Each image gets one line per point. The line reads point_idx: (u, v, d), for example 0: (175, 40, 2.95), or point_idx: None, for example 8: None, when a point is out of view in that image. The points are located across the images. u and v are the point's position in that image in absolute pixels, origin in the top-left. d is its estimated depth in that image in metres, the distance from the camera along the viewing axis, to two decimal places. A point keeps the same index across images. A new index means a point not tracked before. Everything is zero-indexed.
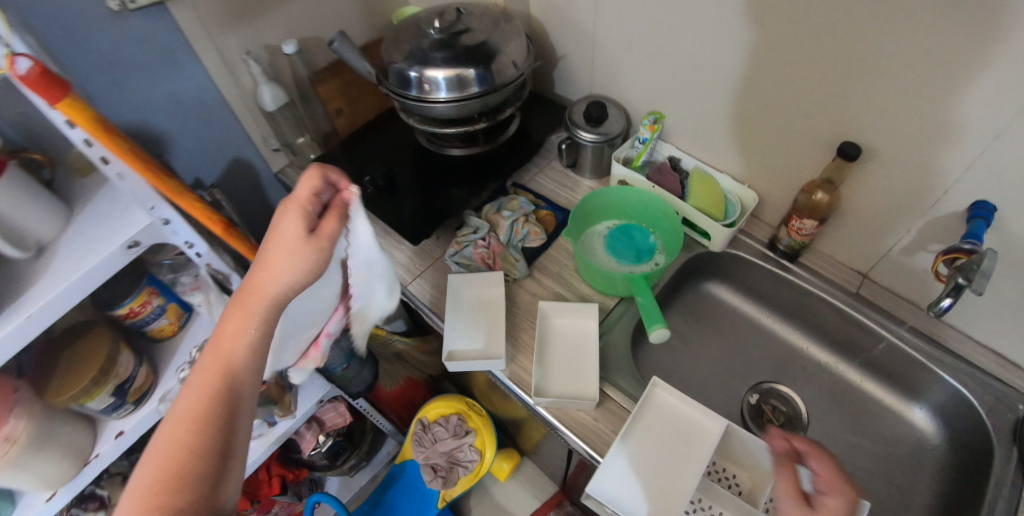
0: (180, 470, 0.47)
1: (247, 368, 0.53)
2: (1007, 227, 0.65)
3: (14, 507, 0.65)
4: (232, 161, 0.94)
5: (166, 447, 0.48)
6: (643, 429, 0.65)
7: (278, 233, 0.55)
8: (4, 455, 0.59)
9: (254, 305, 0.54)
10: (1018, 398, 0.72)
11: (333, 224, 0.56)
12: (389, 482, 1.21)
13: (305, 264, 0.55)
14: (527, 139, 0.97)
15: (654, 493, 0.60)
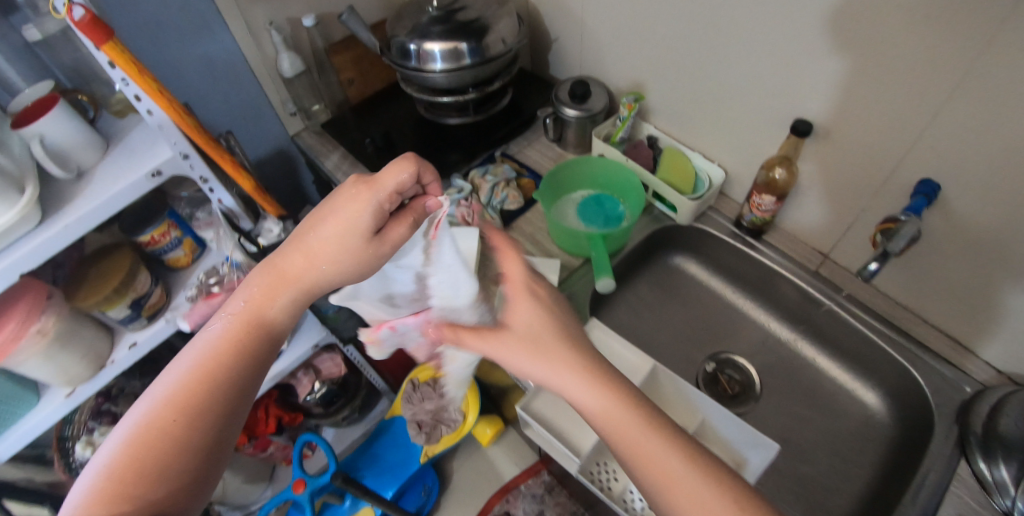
0: (159, 454, 0.51)
1: (236, 368, 0.58)
2: (951, 207, 0.68)
3: (39, 398, 0.86)
4: (256, 120, 1.06)
5: (151, 430, 0.52)
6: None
7: (349, 220, 0.59)
8: (38, 344, 0.78)
9: (279, 297, 0.61)
10: (965, 381, 0.74)
11: (400, 231, 0.62)
12: (379, 433, 1.32)
13: (356, 263, 0.60)
14: (518, 111, 1.05)
15: (575, 421, 0.69)
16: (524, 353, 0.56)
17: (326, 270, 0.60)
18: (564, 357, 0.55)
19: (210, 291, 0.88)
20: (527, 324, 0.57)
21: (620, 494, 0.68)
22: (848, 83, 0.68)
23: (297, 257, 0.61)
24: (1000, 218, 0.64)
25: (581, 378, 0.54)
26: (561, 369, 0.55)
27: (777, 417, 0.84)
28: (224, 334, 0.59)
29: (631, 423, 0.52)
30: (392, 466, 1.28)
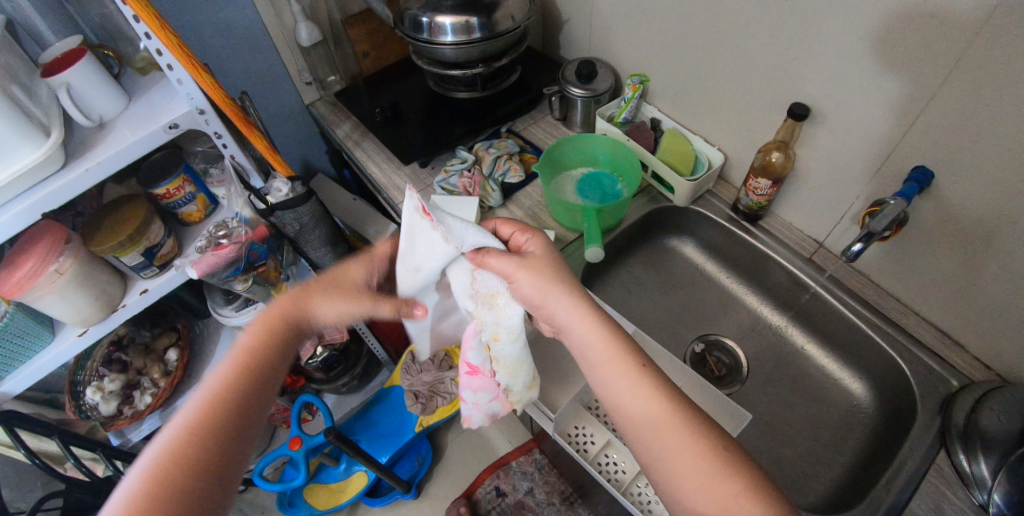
0: (174, 484, 0.50)
1: (252, 396, 0.58)
2: (944, 195, 0.67)
3: (54, 336, 0.84)
4: (272, 87, 1.10)
5: (166, 459, 0.51)
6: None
7: (353, 276, 0.68)
8: (54, 283, 0.76)
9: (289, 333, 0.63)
10: (953, 374, 0.74)
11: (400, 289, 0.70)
12: (377, 401, 1.37)
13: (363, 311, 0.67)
14: (526, 86, 1.07)
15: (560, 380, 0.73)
16: (532, 289, 0.61)
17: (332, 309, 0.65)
18: (571, 296, 0.60)
19: (219, 244, 0.84)
20: (538, 263, 0.62)
21: (596, 457, 0.70)
22: (849, 68, 0.68)
23: (298, 296, 0.65)
24: (992, 207, 0.64)
25: (583, 317, 0.59)
26: (568, 305, 0.60)
27: (761, 400, 0.85)
28: (237, 364, 0.59)
29: (622, 364, 0.56)
30: (387, 433, 1.32)
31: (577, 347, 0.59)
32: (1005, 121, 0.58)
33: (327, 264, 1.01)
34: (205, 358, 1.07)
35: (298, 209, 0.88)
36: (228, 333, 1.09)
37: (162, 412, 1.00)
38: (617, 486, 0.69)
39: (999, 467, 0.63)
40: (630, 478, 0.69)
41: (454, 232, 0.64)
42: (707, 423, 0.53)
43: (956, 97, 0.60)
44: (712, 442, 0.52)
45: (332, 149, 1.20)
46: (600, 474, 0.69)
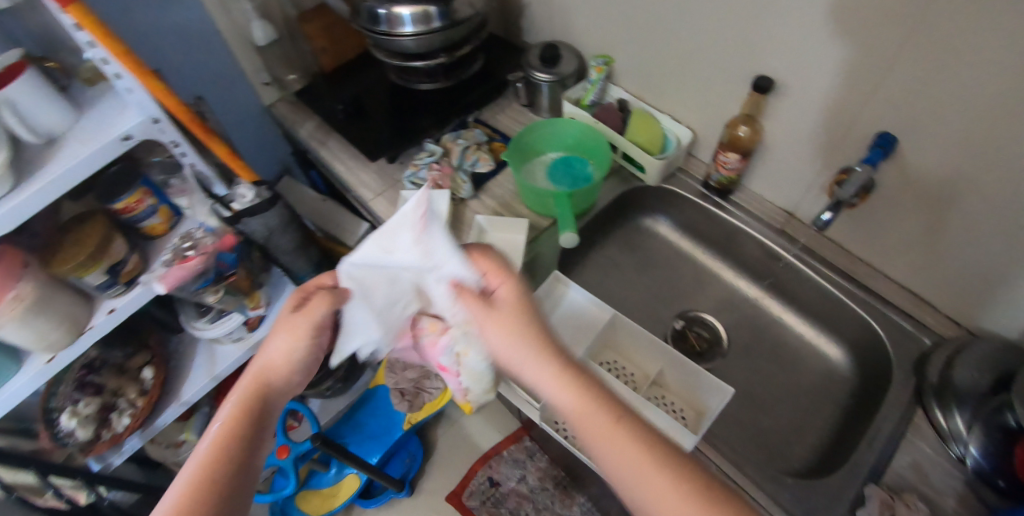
0: None
1: (225, 481, 0.51)
2: (906, 159, 0.68)
3: (19, 366, 0.79)
4: (228, 90, 1.07)
5: None
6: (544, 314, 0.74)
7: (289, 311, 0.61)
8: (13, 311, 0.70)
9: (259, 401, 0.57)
10: (923, 333, 0.76)
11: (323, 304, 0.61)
12: (362, 403, 1.40)
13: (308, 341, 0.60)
14: (490, 74, 1.06)
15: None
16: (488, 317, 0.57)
17: (277, 347, 0.60)
18: (523, 328, 0.56)
19: (185, 256, 0.81)
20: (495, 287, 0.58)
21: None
22: (807, 39, 0.68)
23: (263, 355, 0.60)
24: (953, 168, 0.65)
25: (533, 349, 0.55)
26: (514, 338, 0.56)
27: (742, 371, 0.85)
28: (207, 453, 0.52)
29: (581, 396, 0.51)
30: (375, 433, 1.34)
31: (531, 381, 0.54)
32: (960, 83, 0.59)
33: (299, 267, 0.99)
34: (182, 374, 1.04)
35: (265, 214, 0.85)
36: (204, 345, 1.07)
37: (142, 433, 0.97)
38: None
39: (973, 421, 0.65)
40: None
41: (436, 250, 0.59)
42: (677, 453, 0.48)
43: (912, 62, 0.61)
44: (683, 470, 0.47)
45: (297, 150, 1.17)
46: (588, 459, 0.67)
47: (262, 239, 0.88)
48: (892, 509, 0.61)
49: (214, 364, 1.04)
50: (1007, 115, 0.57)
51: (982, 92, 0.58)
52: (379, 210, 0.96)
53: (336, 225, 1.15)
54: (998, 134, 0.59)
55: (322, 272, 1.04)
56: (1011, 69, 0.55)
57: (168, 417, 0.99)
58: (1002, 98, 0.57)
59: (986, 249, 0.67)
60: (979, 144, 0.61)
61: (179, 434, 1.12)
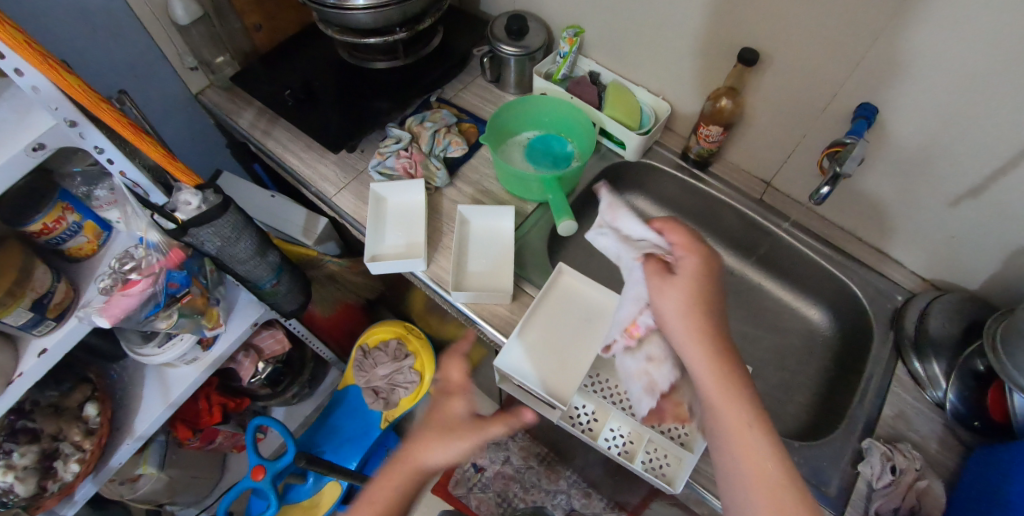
0: None
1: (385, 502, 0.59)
2: (886, 127, 0.71)
3: None
4: (148, 78, 0.92)
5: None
6: (551, 307, 0.70)
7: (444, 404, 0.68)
8: None
9: (405, 476, 0.61)
10: (896, 290, 0.81)
11: (497, 428, 0.64)
12: (334, 406, 1.24)
13: (467, 444, 0.63)
14: (450, 51, 0.96)
15: (554, 365, 0.66)
16: (681, 306, 0.54)
17: (450, 449, 0.62)
18: (704, 319, 0.53)
19: (127, 280, 0.71)
20: (693, 277, 0.55)
21: (601, 433, 0.68)
22: (791, 12, 0.68)
23: (413, 447, 0.63)
24: (928, 136, 0.68)
25: (703, 336, 0.52)
26: (695, 334, 0.52)
27: (729, 340, 0.88)
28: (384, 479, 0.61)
29: (733, 398, 0.49)
30: (353, 436, 1.20)
31: (693, 364, 0.52)
32: (942, 54, 0.61)
33: (260, 276, 0.86)
34: (132, 406, 0.92)
35: (216, 223, 0.73)
36: (152, 370, 0.95)
37: (95, 477, 0.86)
38: (627, 457, 0.66)
39: (950, 369, 0.71)
40: (640, 446, 0.66)
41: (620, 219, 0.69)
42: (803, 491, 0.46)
43: (897, 34, 0.62)
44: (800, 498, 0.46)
45: (235, 143, 1.03)
46: (608, 448, 0.67)
47: (215, 251, 0.77)
48: (892, 460, 0.65)
49: (168, 389, 0.93)
50: (984, 86, 0.60)
51: (961, 63, 0.60)
52: (344, 205, 0.86)
53: (290, 223, 1.04)
54: (973, 103, 0.62)
55: (283, 275, 0.90)
56: (991, 40, 0.57)
57: (123, 455, 0.89)
58: (982, 67, 0.59)
59: (955, 211, 0.72)
60: (954, 113, 0.64)
61: (133, 469, 0.98)
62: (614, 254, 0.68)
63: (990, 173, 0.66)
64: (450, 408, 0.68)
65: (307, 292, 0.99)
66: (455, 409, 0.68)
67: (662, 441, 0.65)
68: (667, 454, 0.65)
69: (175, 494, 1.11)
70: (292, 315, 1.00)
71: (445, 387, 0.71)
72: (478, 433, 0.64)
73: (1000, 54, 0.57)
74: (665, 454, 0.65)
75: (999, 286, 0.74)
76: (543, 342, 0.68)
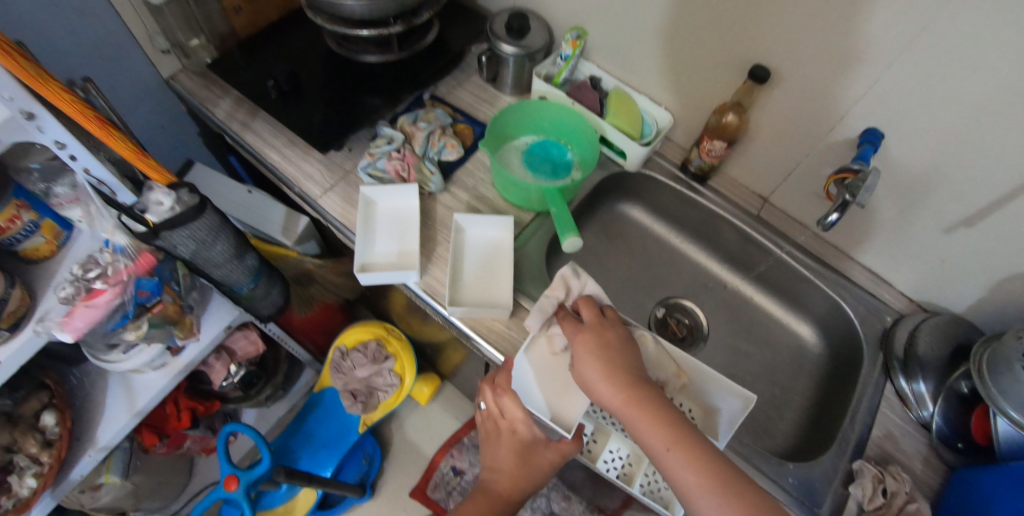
0: None
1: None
2: (889, 153, 0.71)
3: None
4: (115, 60, 0.84)
5: None
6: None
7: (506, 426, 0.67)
8: None
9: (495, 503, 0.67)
10: (886, 311, 0.83)
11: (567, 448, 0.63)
12: (309, 409, 1.18)
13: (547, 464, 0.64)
14: (446, 47, 0.91)
15: (558, 387, 0.62)
16: (612, 391, 0.54)
17: (531, 480, 0.66)
18: (634, 393, 0.53)
19: (91, 290, 0.65)
20: (603, 352, 0.57)
21: (601, 455, 0.68)
22: (806, 31, 0.67)
23: (497, 480, 0.67)
24: (929, 163, 0.69)
25: (645, 410, 0.52)
26: (644, 415, 0.52)
27: (721, 355, 0.88)
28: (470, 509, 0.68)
29: (693, 465, 0.49)
30: (329, 441, 1.16)
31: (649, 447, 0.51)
32: (952, 85, 0.61)
33: (236, 280, 0.80)
34: (95, 414, 0.86)
35: (191, 225, 0.67)
36: (116, 376, 0.89)
37: (53, 492, 0.80)
38: (626, 480, 0.66)
39: (937, 391, 0.73)
40: (639, 468, 0.66)
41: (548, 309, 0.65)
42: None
43: (911, 62, 0.62)
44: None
45: (210, 133, 0.96)
46: (607, 470, 0.67)
47: (188, 256, 0.70)
48: (883, 483, 0.66)
49: (134, 396, 0.87)
50: (990, 120, 0.61)
51: (973, 95, 0.60)
52: (330, 208, 0.80)
53: (269, 221, 0.97)
54: (979, 136, 0.63)
55: (261, 279, 0.85)
56: (1003, 77, 0.57)
57: (85, 467, 0.83)
58: (990, 101, 0.59)
59: (948, 238, 0.73)
60: (958, 143, 0.65)
61: (96, 478, 0.92)
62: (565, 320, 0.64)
63: (987, 204, 0.67)
64: (519, 440, 0.67)
65: (285, 294, 0.94)
66: (526, 442, 0.66)
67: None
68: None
69: (140, 501, 1.05)
70: (269, 320, 0.95)
71: (508, 421, 0.66)
72: (557, 460, 0.64)
73: (1010, 90, 0.57)
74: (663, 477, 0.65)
75: (985, 311, 0.76)
76: (548, 363, 0.64)
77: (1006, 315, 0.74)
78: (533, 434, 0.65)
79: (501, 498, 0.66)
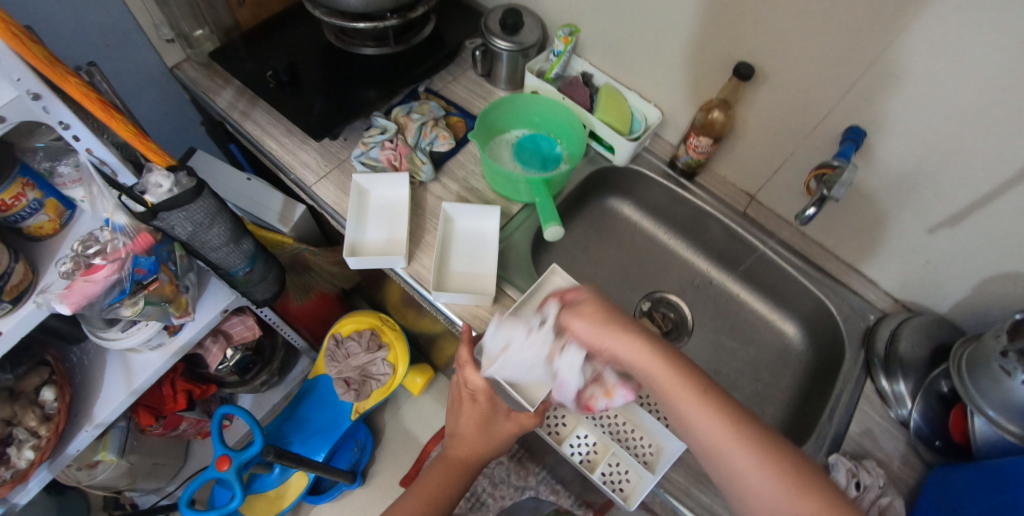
0: None
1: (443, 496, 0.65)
2: (873, 151, 0.72)
3: None
4: (119, 48, 0.86)
5: None
6: (534, 309, 0.68)
7: (470, 396, 0.67)
8: None
9: (455, 474, 0.66)
10: (869, 309, 0.83)
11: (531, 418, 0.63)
12: (303, 396, 1.21)
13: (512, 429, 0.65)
14: (442, 41, 0.92)
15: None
16: (619, 345, 0.57)
17: (491, 446, 0.66)
18: (655, 348, 0.56)
19: (91, 265, 0.67)
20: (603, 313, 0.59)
21: (568, 438, 0.69)
22: (796, 31, 0.68)
23: (456, 446, 0.68)
24: (914, 163, 0.69)
25: (655, 362, 0.55)
26: (665, 366, 0.55)
27: (705, 350, 0.88)
28: (429, 473, 0.68)
29: (717, 415, 0.52)
30: (322, 427, 1.18)
31: (669, 395, 0.54)
32: (936, 83, 0.62)
33: (233, 263, 0.81)
34: (93, 391, 0.88)
35: (189, 207, 0.68)
36: (116, 355, 0.91)
37: (50, 464, 0.82)
38: (589, 466, 0.67)
39: (916, 389, 0.73)
40: (602, 457, 0.67)
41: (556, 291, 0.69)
42: (806, 468, 0.50)
43: (894, 63, 0.63)
44: (806, 480, 0.49)
45: (210, 121, 0.98)
46: (572, 454, 0.68)
47: (186, 237, 0.72)
48: (857, 477, 0.67)
49: (132, 375, 0.89)
50: (971, 119, 0.62)
51: (957, 94, 0.61)
52: (323, 196, 0.82)
53: (266, 208, 0.99)
54: (961, 135, 0.63)
55: (257, 264, 0.86)
56: (988, 75, 0.58)
57: (81, 443, 0.85)
58: (971, 99, 0.60)
59: (931, 238, 0.74)
60: (939, 144, 0.66)
61: (92, 456, 0.94)
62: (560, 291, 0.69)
63: (969, 204, 0.68)
64: (480, 411, 0.67)
65: (282, 280, 0.96)
66: (487, 413, 0.67)
67: (626, 456, 0.65)
68: (628, 470, 0.65)
69: (136, 481, 1.07)
70: (265, 304, 0.96)
71: (470, 392, 0.67)
72: (517, 433, 0.65)
73: (994, 90, 0.58)
74: (627, 469, 0.65)
75: (967, 311, 0.76)
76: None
77: (990, 314, 0.74)
78: (495, 407, 0.66)
79: (461, 463, 0.67)
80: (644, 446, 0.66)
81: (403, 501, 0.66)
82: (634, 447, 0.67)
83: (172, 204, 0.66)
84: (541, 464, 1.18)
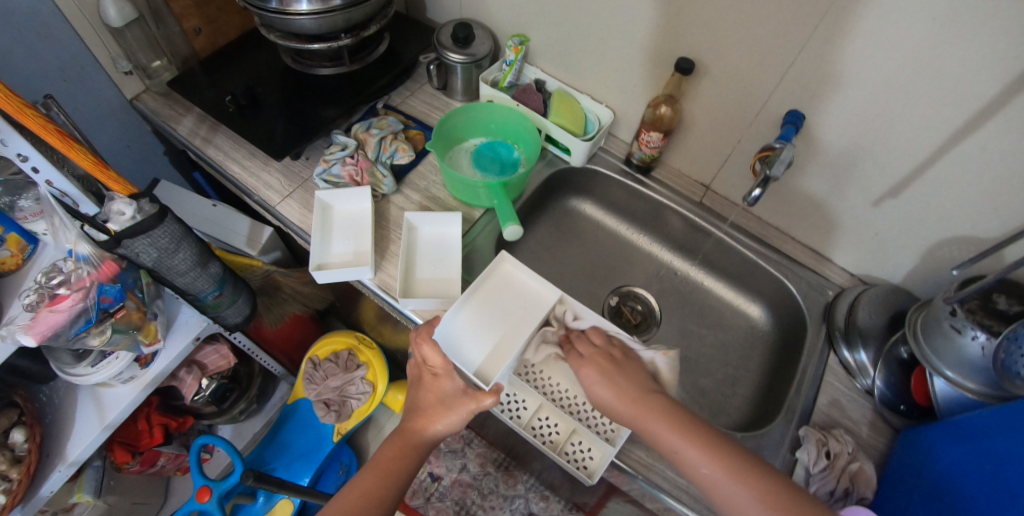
0: None
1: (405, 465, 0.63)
2: (812, 131, 0.75)
3: None
4: (77, 81, 0.87)
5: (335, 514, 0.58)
6: (485, 293, 0.72)
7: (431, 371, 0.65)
8: None
9: (415, 445, 0.63)
10: (827, 285, 0.86)
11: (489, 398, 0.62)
12: (283, 421, 1.19)
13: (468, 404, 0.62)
14: (397, 58, 0.95)
15: (485, 349, 0.68)
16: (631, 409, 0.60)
17: (448, 422, 0.63)
18: (651, 405, 0.60)
19: (55, 296, 0.67)
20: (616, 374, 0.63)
21: (530, 421, 0.72)
22: (727, 22, 0.71)
23: (412, 418, 0.64)
24: (852, 140, 0.73)
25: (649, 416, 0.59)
26: (667, 421, 0.58)
27: (675, 339, 0.90)
28: (389, 442, 0.64)
29: (705, 451, 0.56)
30: (305, 451, 1.17)
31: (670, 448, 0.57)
32: (860, 63, 0.65)
33: (201, 288, 0.81)
34: (65, 430, 0.86)
35: (152, 233, 0.69)
36: (86, 391, 0.89)
37: (22, 507, 0.80)
38: (552, 447, 0.70)
39: (877, 357, 0.75)
40: (565, 437, 0.70)
41: (503, 280, 0.73)
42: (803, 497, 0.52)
43: (820, 47, 0.67)
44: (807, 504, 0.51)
45: (172, 149, 0.99)
46: (535, 437, 0.71)
47: (151, 263, 0.72)
48: (827, 446, 0.68)
49: (104, 410, 0.87)
50: (898, 92, 0.65)
51: (881, 71, 0.64)
52: (288, 214, 0.83)
53: (233, 233, 0.99)
54: (889, 108, 0.67)
55: (226, 287, 0.86)
56: (906, 51, 0.61)
57: (54, 483, 0.83)
58: (894, 71, 0.64)
59: (877, 210, 0.77)
60: (871, 118, 0.69)
61: (67, 498, 0.91)
62: (514, 279, 0.73)
63: (906, 175, 0.71)
64: (439, 387, 0.65)
65: (253, 303, 0.96)
66: (445, 389, 0.64)
67: (588, 434, 0.68)
68: (591, 448, 0.68)
69: None
70: (237, 329, 0.96)
71: (430, 369, 0.66)
72: (473, 410, 0.61)
73: (914, 64, 0.62)
74: (590, 447, 0.69)
75: (918, 277, 0.80)
76: (468, 330, 0.69)
77: (940, 280, 0.77)
78: (454, 384, 0.64)
79: (416, 435, 0.64)
80: (604, 422, 0.70)
81: (362, 476, 0.62)
82: (594, 424, 0.70)
83: (137, 227, 0.67)
84: (529, 470, 1.18)
